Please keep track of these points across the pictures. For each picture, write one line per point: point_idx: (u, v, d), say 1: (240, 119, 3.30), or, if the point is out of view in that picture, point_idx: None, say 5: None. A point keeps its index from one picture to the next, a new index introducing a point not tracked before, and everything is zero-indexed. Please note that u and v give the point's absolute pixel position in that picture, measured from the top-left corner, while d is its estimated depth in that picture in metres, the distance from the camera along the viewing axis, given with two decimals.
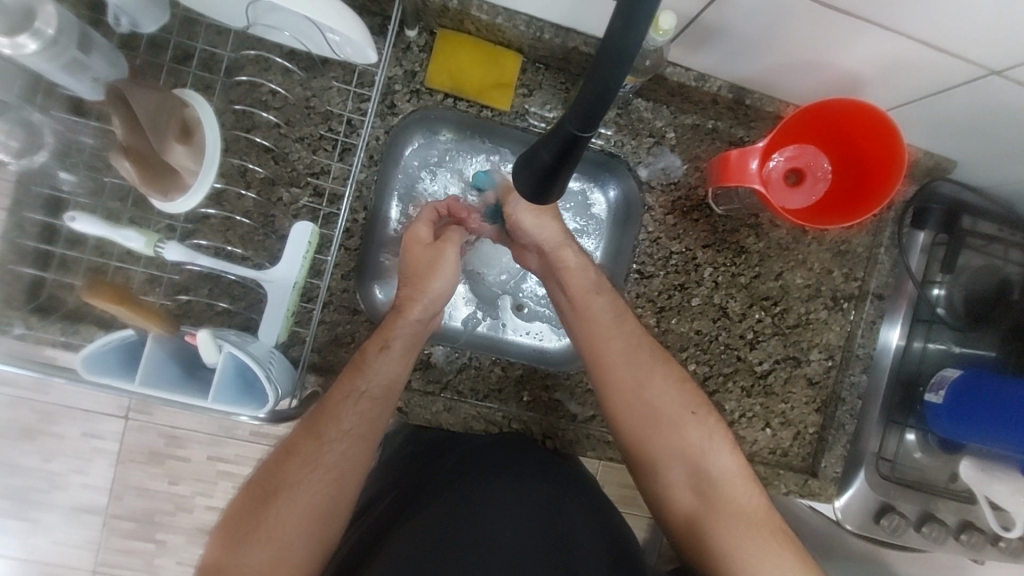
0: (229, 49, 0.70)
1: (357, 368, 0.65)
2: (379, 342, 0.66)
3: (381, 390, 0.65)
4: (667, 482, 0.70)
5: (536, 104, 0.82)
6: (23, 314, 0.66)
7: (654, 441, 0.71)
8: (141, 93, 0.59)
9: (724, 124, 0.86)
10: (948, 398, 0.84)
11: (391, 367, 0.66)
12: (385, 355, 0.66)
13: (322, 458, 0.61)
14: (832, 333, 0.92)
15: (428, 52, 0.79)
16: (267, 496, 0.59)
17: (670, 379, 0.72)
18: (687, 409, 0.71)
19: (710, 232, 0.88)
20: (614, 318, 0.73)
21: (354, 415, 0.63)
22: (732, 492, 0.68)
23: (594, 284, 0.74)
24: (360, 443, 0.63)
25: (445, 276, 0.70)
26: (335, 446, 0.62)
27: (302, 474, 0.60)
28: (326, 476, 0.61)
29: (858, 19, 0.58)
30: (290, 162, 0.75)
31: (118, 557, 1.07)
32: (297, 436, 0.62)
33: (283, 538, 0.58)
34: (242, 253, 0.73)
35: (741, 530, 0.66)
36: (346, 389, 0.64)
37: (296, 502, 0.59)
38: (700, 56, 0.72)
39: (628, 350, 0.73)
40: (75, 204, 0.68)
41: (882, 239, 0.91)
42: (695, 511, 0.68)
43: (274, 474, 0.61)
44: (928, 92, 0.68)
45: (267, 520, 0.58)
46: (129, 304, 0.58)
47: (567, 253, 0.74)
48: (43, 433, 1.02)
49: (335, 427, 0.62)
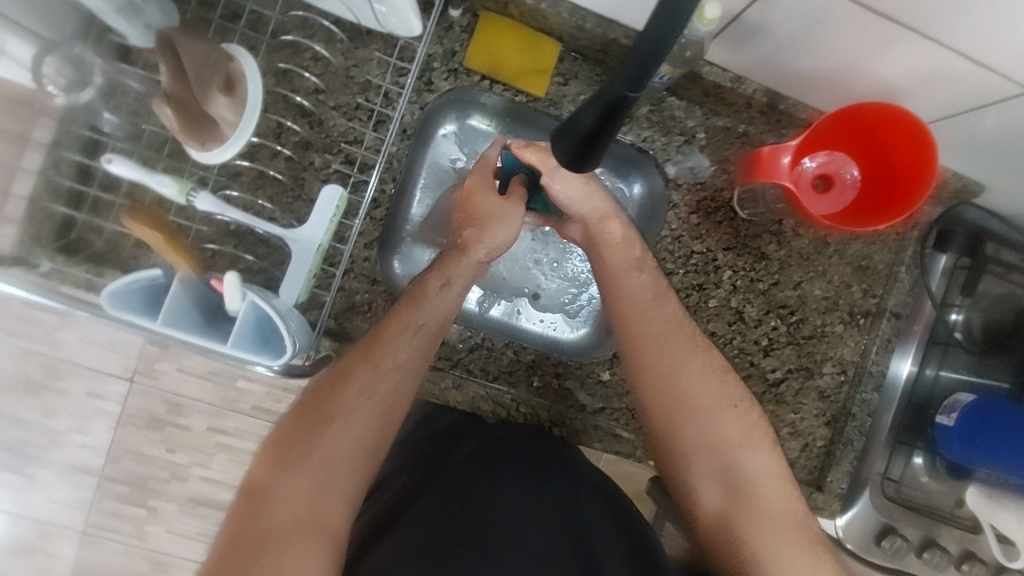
0: (277, 11, 0.72)
1: (417, 301, 0.66)
2: (441, 279, 0.68)
3: (432, 328, 0.66)
4: (694, 476, 0.69)
5: (571, 94, 0.83)
6: (48, 252, 0.68)
7: (686, 431, 0.69)
8: (189, 42, 0.60)
9: (755, 129, 0.87)
10: (959, 422, 0.83)
11: (445, 306, 0.68)
12: (444, 291, 0.68)
13: (377, 386, 0.61)
14: (847, 348, 0.91)
15: (470, 33, 0.80)
16: (321, 421, 0.59)
17: (709, 370, 0.71)
18: (728, 402, 0.70)
19: (732, 236, 0.88)
20: (655, 299, 0.74)
21: (412, 346, 0.64)
22: (765, 493, 0.67)
23: (633, 262, 0.75)
24: (411, 376, 0.64)
25: (505, 227, 0.72)
26: (390, 376, 0.62)
27: (357, 402, 0.60)
28: (381, 405, 0.61)
29: (900, 26, 0.58)
30: (325, 128, 0.76)
31: (109, 520, 1.07)
32: (349, 361, 0.62)
33: (334, 470, 0.58)
34: (271, 210, 0.75)
35: (770, 530, 0.65)
36: (405, 320, 0.65)
37: (354, 425, 0.59)
38: (739, 55, 0.73)
39: (666, 334, 0.72)
40: (113, 146, 0.69)
41: (904, 257, 0.90)
42: (726, 509, 0.67)
43: (327, 398, 0.60)
44: (963, 108, 0.69)
45: (319, 447, 0.58)
46: (164, 233, 0.62)
47: (612, 226, 0.76)
48: (46, 387, 1.02)
49: (392, 357, 0.63)
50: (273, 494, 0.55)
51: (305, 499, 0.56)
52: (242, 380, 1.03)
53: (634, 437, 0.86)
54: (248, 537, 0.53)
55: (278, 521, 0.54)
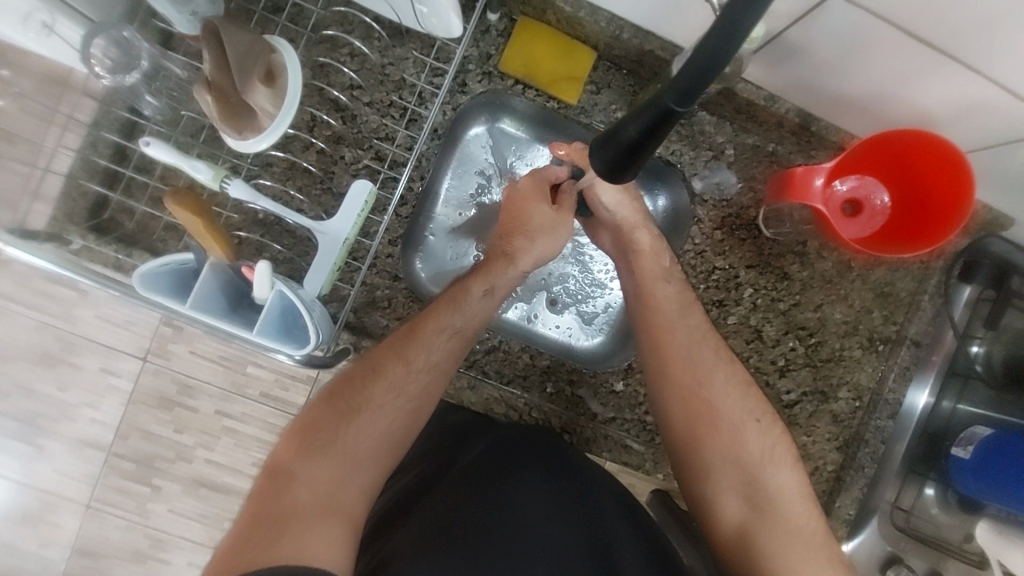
0: (319, 6, 0.73)
1: (453, 302, 0.68)
2: (483, 285, 0.70)
3: (465, 334, 0.68)
4: (716, 488, 0.68)
5: (603, 103, 0.83)
6: (80, 230, 0.69)
7: (708, 443, 0.69)
8: (235, 33, 0.61)
9: (784, 149, 0.86)
10: (976, 455, 0.82)
11: (483, 311, 0.69)
12: (487, 298, 0.70)
13: (408, 384, 0.63)
14: (863, 373, 0.91)
15: (506, 37, 0.81)
16: (349, 411, 0.60)
17: (732, 381, 0.72)
18: (750, 415, 0.70)
19: (755, 254, 0.88)
20: (680, 311, 0.75)
21: (442, 347, 0.66)
22: (788, 509, 0.66)
23: (661, 272, 0.76)
24: (441, 378, 0.66)
25: (554, 241, 0.75)
26: (420, 375, 0.64)
27: (387, 396, 0.62)
28: (409, 402, 0.63)
29: (943, 54, 0.58)
30: (358, 124, 0.77)
31: (113, 496, 1.08)
32: (381, 355, 0.64)
33: (357, 456, 0.59)
34: (301, 202, 0.76)
35: (793, 545, 0.63)
36: (441, 321, 0.67)
37: (380, 417, 0.61)
38: (774, 73, 0.73)
39: (691, 345, 0.73)
40: (151, 130, 0.70)
41: (928, 286, 0.89)
42: (747, 521, 0.66)
43: (357, 390, 0.62)
44: (1000, 139, 0.68)
45: (345, 435, 0.59)
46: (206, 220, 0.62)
47: (642, 236, 0.77)
48: (63, 361, 1.03)
49: (424, 357, 0.65)
50: (296, 473, 0.55)
51: (326, 480, 0.56)
52: (252, 366, 1.04)
53: (644, 449, 0.86)
54: (266, 514, 0.52)
55: (299, 500, 0.54)
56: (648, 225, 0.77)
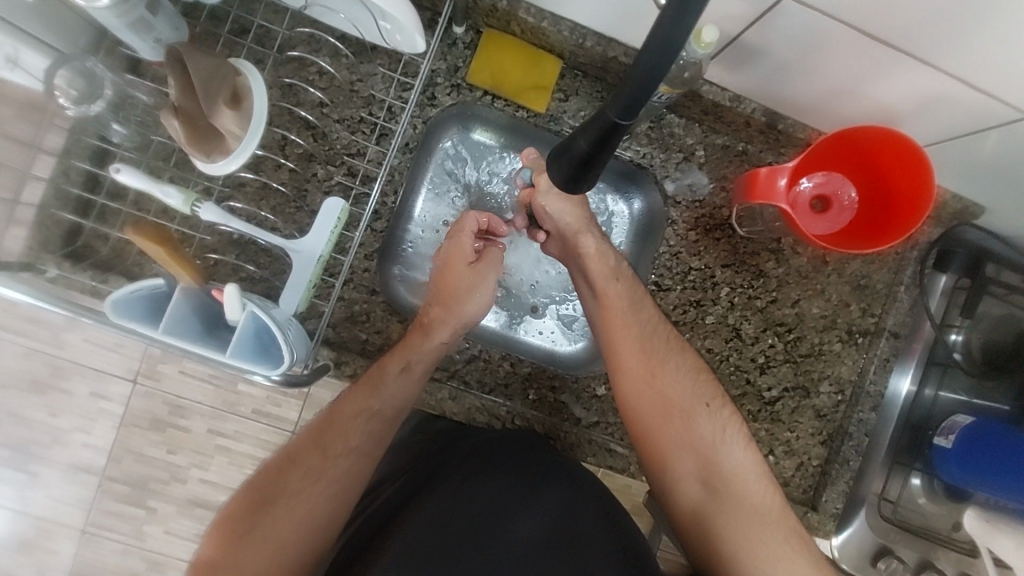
0: (284, 27, 0.74)
1: (374, 384, 0.69)
2: (399, 364, 0.71)
3: (384, 414, 0.69)
4: (676, 475, 0.70)
5: (572, 110, 0.84)
6: (56, 257, 0.70)
7: (662, 433, 0.71)
8: (198, 56, 0.61)
9: (754, 148, 0.87)
10: (958, 444, 0.83)
11: (405, 390, 0.70)
12: (405, 375, 0.71)
13: (327, 471, 0.64)
14: (844, 367, 0.91)
15: (473, 49, 0.82)
16: (270, 499, 0.61)
17: (683, 369, 0.73)
18: (700, 400, 0.72)
19: (731, 253, 0.89)
20: (632, 306, 0.75)
21: (362, 431, 0.67)
22: (742, 489, 0.69)
23: (611, 271, 0.75)
24: (363, 461, 0.66)
25: (482, 298, 0.76)
26: (339, 461, 0.65)
27: (305, 485, 0.63)
28: (330, 488, 0.64)
29: (898, 51, 0.59)
30: (329, 141, 0.78)
31: (108, 520, 1.08)
32: (301, 446, 0.65)
33: (280, 546, 0.60)
34: (274, 222, 0.76)
35: (743, 524, 0.67)
36: (360, 404, 0.68)
37: (300, 505, 0.62)
38: (737, 75, 0.74)
39: (643, 339, 0.74)
40: (122, 155, 0.71)
41: (903, 277, 0.90)
42: (703, 501, 0.69)
43: (278, 479, 0.63)
44: (962, 132, 0.68)
45: (264, 525, 0.60)
46: (168, 247, 0.63)
47: (586, 240, 0.76)
48: (52, 387, 1.03)
49: (343, 442, 0.66)
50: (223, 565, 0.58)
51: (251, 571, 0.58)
52: (242, 384, 1.04)
53: (628, 452, 0.86)
54: None
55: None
56: (591, 227, 0.77)
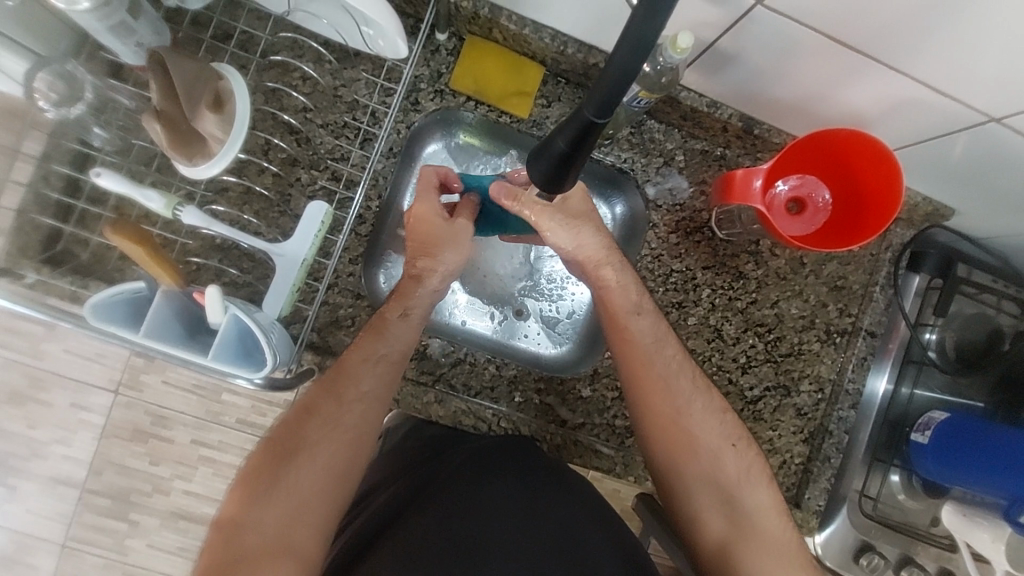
0: (267, 32, 0.74)
1: (377, 333, 0.68)
2: (398, 309, 0.69)
3: (393, 357, 0.69)
4: (698, 510, 0.71)
5: (554, 116, 0.86)
6: (35, 263, 0.69)
7: (687, 468, 0.72)
8: (180, 61, 0.61)
9: (732, 153, 0.90)
10: (934, 439, 0.84)
11: (406, 335, 0.70)
12: (404, 321, 0.69)
13: (342, 418, 0.65)
14: (823, 366, 0.92)
15: (456, 56, 0.83)
16: (289, 452, 0.62)
17: (711, 409, 0.74)
18: (727, 440, 0.73)
19: (711, 255, 0.91)
20: (655, 342, 0.75)
21: (372, 377, 0.67)
22: (766, 528, 0.69)
23: (634, 306, 0.75)
24: (378, 405, 0.67)
25: (459, 252, 0.72)
26: (355, 405, 0.66)
27: (323, 438, 0.63)
28: (348, 434, 0.64)
29: (865, 56, 0.61)
30: (312, 146, 0.78)
31: (89, 533, 1.06)
32: (315, 396, 0.65)
33: (301, 500, 0.61)
34: (257, 226, 0.77)
35: (770, 559, 0.67)
36: (366, 351, 0.67)
37: (318, 458, 0.62)
38: (713, 81, 0.76)
39: (670, 377, 0.74)
40: (102, 160, 0.71)
41: (879, 277, 0.91)
42: (728, 539, 0.69)
43: (295, 432, 0.63)
44: (931, 135, 0.71)
45: (286, 479, 0.61)
46: (148, 247, 0.63)
47: (608, 272, 0.75)
48: (30, 398, 1.01)
49: (355, 389, 0.66)
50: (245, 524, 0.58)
51: (275, 526, 0.59)
52: (227, 394, 1.03)
53: (614, 453, 0.87)
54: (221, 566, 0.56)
55: (248, 547, 0.57)
56: (617, 262, 0.76)
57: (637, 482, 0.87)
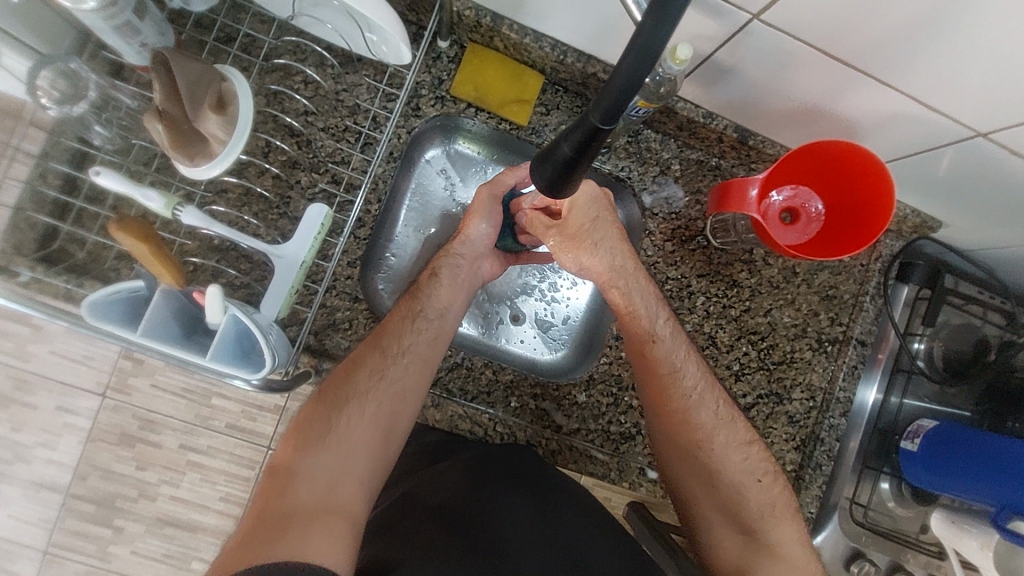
0: (270, 35, 0.75)
1: (415, 294, 0.76)
2: (430, 273, 0.77)
3: (435, 313, 0.75)
4: (715, 534, 0.73)
5: (553, 123, 0.87)
6: (29, 261, 0.69)
7: (704, 494, 0.74)
8: (183, 61, 0.61)
9: (726, 163, 0.92)
10: (923, 447, 0.86)
11: (445, 294, 0.77)
12: (444, 284, 0.77)
13: (388, 370, 0.70)
14: (815, 374, 0.94)
15: (457, 63, 0.84)
16: (338, 403, 0.67)
17: (735, 441, 0.75)
18: (751, 475, 0.74)
19: (706, 263, 0.92)
20: (675, 370, 0.76)
21: (415, 332, 0.73)
22: (788, 556, 0.71)
23: (648, 332, 0.76)
24: (420, 359, 0.72)
25: (455, 295, 0.77)
26: (399, 360, 0.71)
27: (369, 390, 0.68)
28: (393, 387, 0.69)
29: (857, 71, 0.63)
30: (313, 149, 0.79)
31: (72, 540, 1.04)
32: (361, 352, 0.71)
33: (351, 451, 0.64)
34: (256, 227, 0.77)
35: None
36: (407, 310, 0.74)
37: (365, 409, 0.67)
38: (709, 93, 0.77)
39: (693, 406, 0.75)
40: (101, 158, 0.71)
41: (868, 288, 0.94)
42: (743, 563, 0.71)
43: (344, 383, 0.68)
44: (920, 148, 0.73)
45: (337, 428, 0.65)
46: (153, 245, 0.63)
47: (614, 295, 0.77)
48: (14, 401, 0.99)
49: (398, 344, 0.71)
50: (297, 471, 0.61)
51: (325, 472, 0.62)
52: (217, 398, 1.02)
53: (608, 459, 0.87)
54: (273, 513, 0.57)
55: (300, 497, 0.59)
56: (622, 284, 0.77)
57: (631, 488, 0.88)
